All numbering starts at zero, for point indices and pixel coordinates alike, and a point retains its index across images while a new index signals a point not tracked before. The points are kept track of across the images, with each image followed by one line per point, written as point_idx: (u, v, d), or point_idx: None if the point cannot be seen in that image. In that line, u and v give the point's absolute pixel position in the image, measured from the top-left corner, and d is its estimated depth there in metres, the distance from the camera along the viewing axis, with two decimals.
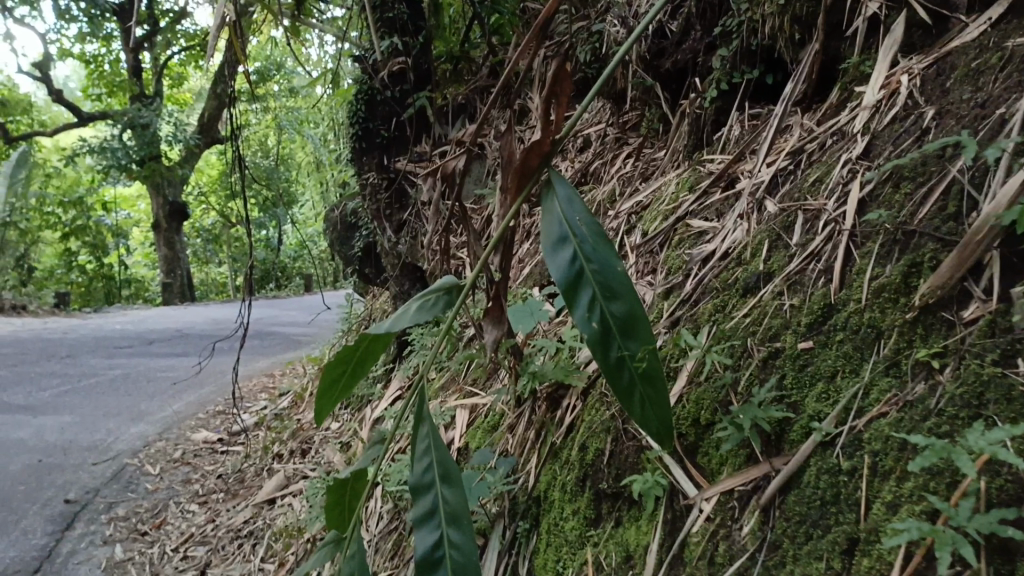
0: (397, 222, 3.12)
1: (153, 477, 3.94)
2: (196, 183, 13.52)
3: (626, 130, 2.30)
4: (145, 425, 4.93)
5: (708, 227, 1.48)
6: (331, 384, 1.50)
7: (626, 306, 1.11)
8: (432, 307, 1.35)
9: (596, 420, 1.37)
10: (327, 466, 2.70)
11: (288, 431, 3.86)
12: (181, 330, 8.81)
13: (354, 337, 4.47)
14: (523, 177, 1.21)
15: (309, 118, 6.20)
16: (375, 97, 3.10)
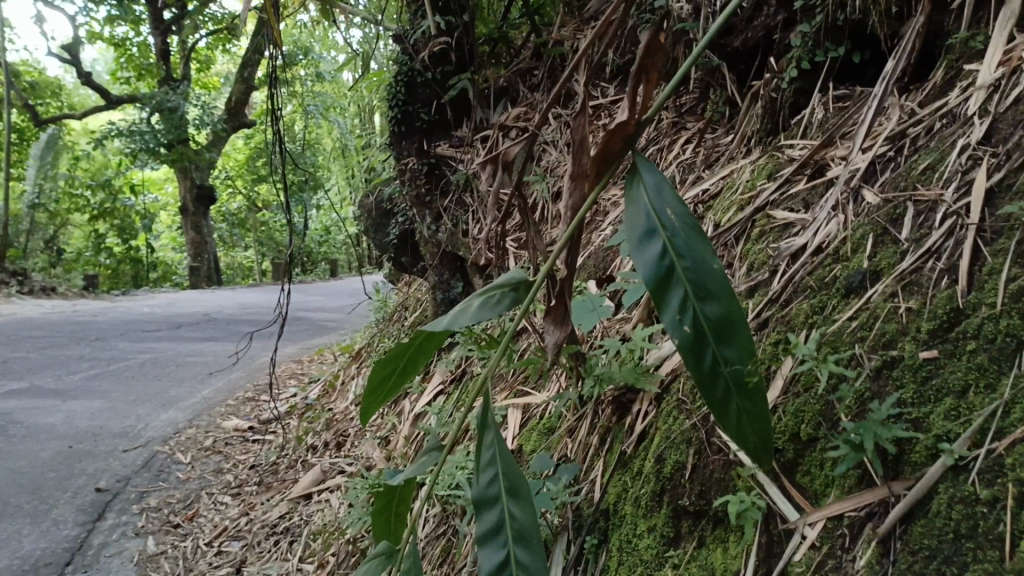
0: (437, 210, 3.00)
1: (184, 465, 3.87)
2: (223, 168, 13.51)
3: (682, 114, 2.18)
4: (175, 411, 4.88)
5: (795, 219, 1.35)
6: (381, 383, 1.38)
7: (723, 308, 0.98)
8: (497, 305, 1.22)
9: (673, 429, 1.26)
10: (365, 461, 2.61)
11: (320, 422, 3.78)
12: (208, 314, 8.79)
13: (386, 326, 4.39)
14: (605, 162, 1.09)
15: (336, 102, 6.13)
16: (416, 79, 2.98)
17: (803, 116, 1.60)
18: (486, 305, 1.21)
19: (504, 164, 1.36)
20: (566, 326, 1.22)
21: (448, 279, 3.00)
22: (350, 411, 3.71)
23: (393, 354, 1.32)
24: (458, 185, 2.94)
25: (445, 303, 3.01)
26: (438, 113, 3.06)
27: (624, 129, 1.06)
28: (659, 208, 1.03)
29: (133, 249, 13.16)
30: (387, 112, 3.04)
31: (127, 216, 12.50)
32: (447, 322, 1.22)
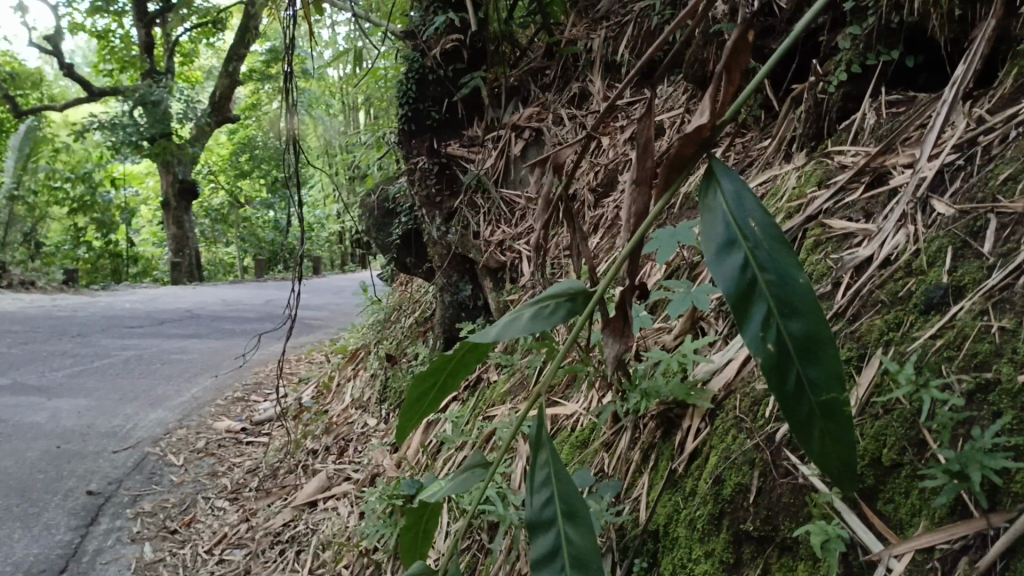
0: (448, 210, 2.94)
1: (176, 468, 3.77)
2: (207, 162, 13.34)
3: None
4: (164, 410, 4.77)
5: (856, 228, 1.29)
6: (419, 396, 1.30)
7: (810, 325, 0.91)
8: (551, 316, 1.15)
9: (732, 448, 1.19)
10: (373, 468, 2.53)
11: (317, 425, 3.69)
12: (192, 311, 8.66)
13: (383, 327, 4.31)
14: (676, 168, 1.03)
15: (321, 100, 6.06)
16: (427, 77, 2.91)
17: (852, 121, 1.54)
18: (539, 316, 1.15)
19: (554, 167, 1.29)
20: (626, 338, 1.18)
21: (456, 281, 2.94)
22: (349, 414, 3.62)
23: (435, 366, 1.25)
24: (471, 186, 2.92)
25: (453, 305, 2.92)
26: (449, 112, 3.04)
27: (700, 134, 1.00)
28: (739, 217, 0.96)
29: (115, 243, 12.95)
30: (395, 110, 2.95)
31: (108, 209, 12.30)
32: (495, 332, 1.15)
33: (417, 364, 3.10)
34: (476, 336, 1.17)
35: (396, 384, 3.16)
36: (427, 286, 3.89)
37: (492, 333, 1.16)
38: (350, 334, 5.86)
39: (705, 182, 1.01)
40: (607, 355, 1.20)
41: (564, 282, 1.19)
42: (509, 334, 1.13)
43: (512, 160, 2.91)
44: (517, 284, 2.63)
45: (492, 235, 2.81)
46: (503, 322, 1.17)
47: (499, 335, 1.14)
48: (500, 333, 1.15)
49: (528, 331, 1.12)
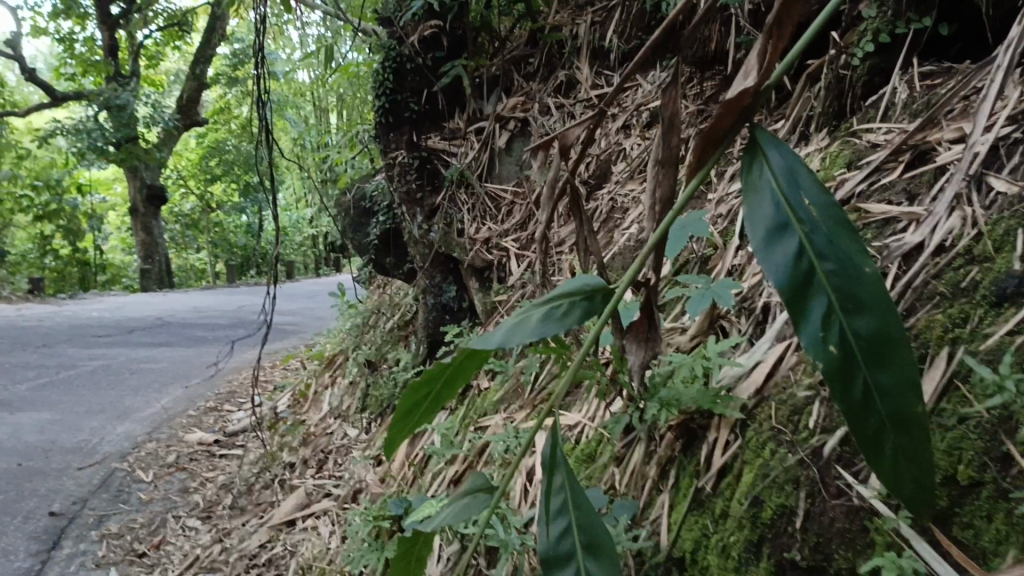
0: (429, 206, 2.78)
1: (146, 485, 3.57)
2: (176, 167, 13.07)
3: (706, 101, 2.00)
4: (133, 423, 4.56)
5: (898, 212, 1.16)
6: (412, 408, 1.15)
7: (880, 322, 0.75)
8: (564, 317, 1.00)
9: (769, 464, 1.04)
10: (356, 484, 2.37)
11: (293, 435, 3.52)
12: (162, 318, 8.41)
13: (360, 333, 4.14)
14: (713, 142, 0.88)
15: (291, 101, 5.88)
16: (405, 66, 2.75)
17: (881, 96, 1.42)
18: (549, 318, 1.00)
19: (560, 149, 1.13)
20: (653, 345, 1.04)
21: (440, 282, 2.77)
22: (328, 424, 3.45)
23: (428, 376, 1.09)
24: (453, 180, 2.76)
25: (436, 308, 2.75)
26: (428, 103, 2.89)
27: (739, 103, 0.84)
28: (791, 197, 0.81)
29: (81, 250, 12.62)
30: (371, 102, 2.78)
31: (74, 216, 11.97)
32: (498, 338, 1.00)
33: (400, 370, 2.93)
34: (476, 342, 1.02)
35: (377, 392, 2.99)
36: (407, 289, 3.73)
37: (494, 339, 1.00)
38: (325, 340, 5.68)
39: (750, 156, 0.86)
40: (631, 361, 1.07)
41: (577, 277, 1.04)
42: (514, 340, 0.98)
43: (496, 153, 2.76)
44: (505, 285, 2.48)
45: (477, 233, 2.67)
46: (508, 324, 1.02)
47: (502, 341, 0.99)
48: (503, 338, 1.00)
49: (537, 336, 0.97)
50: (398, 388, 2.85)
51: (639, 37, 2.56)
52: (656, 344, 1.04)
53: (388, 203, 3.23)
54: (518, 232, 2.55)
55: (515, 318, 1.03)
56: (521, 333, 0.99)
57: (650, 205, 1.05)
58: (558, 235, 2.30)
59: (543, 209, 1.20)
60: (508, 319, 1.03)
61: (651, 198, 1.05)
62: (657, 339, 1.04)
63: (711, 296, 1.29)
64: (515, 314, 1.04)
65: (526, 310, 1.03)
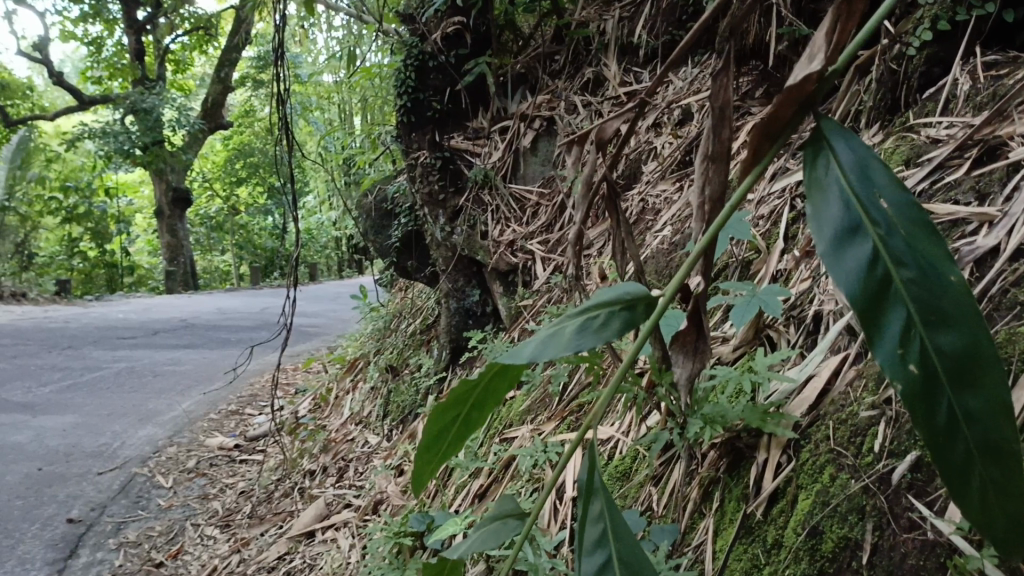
0: (452, 208, 2.70)
1: (165, 491, 3.51)
2: (200, 169, 13.10)
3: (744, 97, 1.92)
4: (154, 426, 4.52)
5: (967, 213, 1.06)
6: (438, 434, 1.07)
7: (968, 338, 0.63)
8: (601, 329, 0.90)
9: (829, 491, 0.94)
10: (377, 495, 2.29)
11: (312, 441, 3.45)
12: (184, 320, 8.39)
13: (383, 337, 4.08)
14: (767, 135, 0.79)
15: (315, 103, 5.83)
16: (428, 63, 2.67)
17: (939, 89, 1.33)
18: (583, 331, 0.90)
19: (597, 144, 1.04)
20: (703, 357, 0.96)
21: (463, 286, 2.68)
22: (348, 430, 3.38)
23: (451, 397, 1.01)
24: (477, 181, 2.68)
25: (459, 312, 2.67)
26: (452, 102, 2.81)
27: (796, 93, 0.75)
28: (863, 195, 0.70)
29: (106, 252, 12.67)
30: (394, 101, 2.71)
31: (101, 219, 12.03)
32: (527, 352, 0.91)
33: (422, 376, 2.85)
34: (503, 358, 0.93)
35: (399, 399, 2.91)
36: (428, 292, 3.66)
37: (522, 355, 0.91)
38: (347, 343, 5.62)
39: (813, 151, 0.75)
40: (679, 373, 0.99)
41: (616, 286, 0.94)
42: (545, 355, 0.89)
43: (521, 153, 2.67)
44: (531, 289, 2.39)
45: (501, 235, 2.57)
46: (538, 337, 0.94)
47: (531, 357, 0.90)
48: (533, 353, 0.91)
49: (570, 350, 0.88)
50: (420, 395, 2.77)
51: (670, 33, 2.48)
52: (707, 354, 0.95)
53: (409, 205, 3.15)
54: (544, 234, 2.45)
55: (547, 333, 0.94)
56: (552, 347, 0.90)
57: (698, 201, 0.95)
58: (586, 238, 2.22)
59: (577, 211, 1.08)
60: (539, 333, 0.95)
61: (698, 194, 0.95)
62: (706, 348, 0.95)
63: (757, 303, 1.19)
64: (546, 328, 0.95)
65: (558, 323, 0.94)
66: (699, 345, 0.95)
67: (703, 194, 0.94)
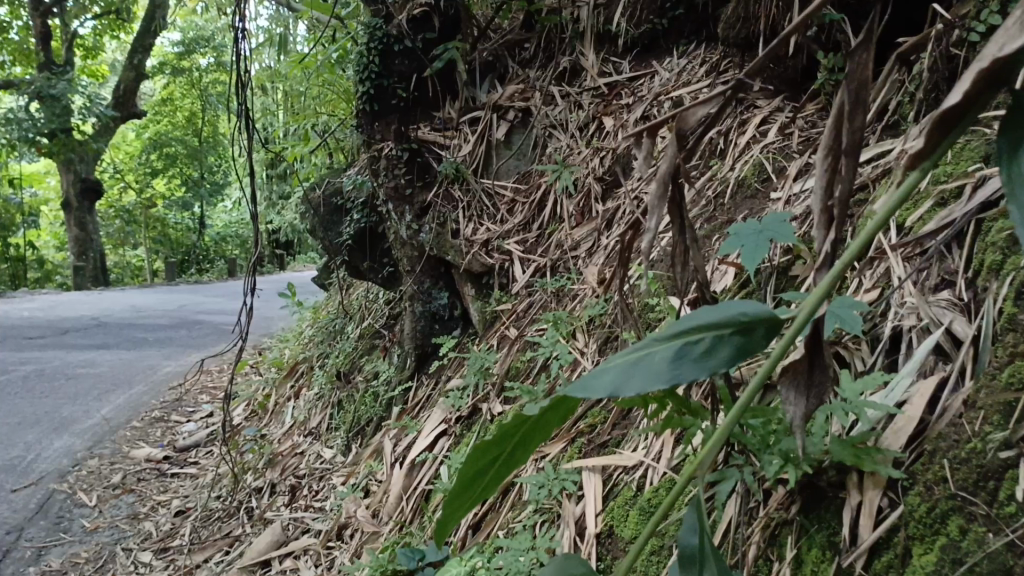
0: (420, 204, 2.49)
1: (89, 511, 3.20)
2: (114, 160, 12.44)
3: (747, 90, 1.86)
4: (72, 435, 4.16)
5: None
6: (468, 481, 0.86)
7: None
8: (708, 356, 0.73)
9: (962, 550, 0.80)
10: (342, 517, 2.09)
11: (255, 454, 3.20)
12: (99, 318, 7.91)
13: (326, 338, 3.85)
14: (946, 124, 0.63)
15: None
16: (393, 47, 2.46)
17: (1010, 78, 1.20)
18: (682, 358, 0.74)
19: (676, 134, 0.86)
20: (820, 394, 0.79)
21: (430, 288, 2.49)
22: (295, 442, 3.15)
23: (498, 433, 0.81)
24: (446, 175, 2.48)
25: (425, 317, 2.48)
26: (417, 89, 2.60)
27: (994, 68, 0.58)
28: None
29: (10, 247, 11.92)
30: (355, 88, 2.48)
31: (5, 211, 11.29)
32: (607, 382, 0.74)
33: (381, 385, 2.64)
34: (574, 387, 0.75)
35: (357, 409, 2.70)
36: (379, 293, 3.44)
37: (600, 385, 0.74)
38: (280, 344, 5.34)
39: (1013, 142, 0.61)
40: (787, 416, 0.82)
41: (715, 305, 0.78)
42: (633, 388, 0.72)
43: (494, 145, 2.51)
44: (508, 292, 2.23)
45: (474, 234, 2.39)
46: (619, 364, 0.76)
47: (613, 388, 0.73)
48: (615, 384, 0.73)
49: (668, 382, 0.71)
50: (381, 406, 2.56)
51: (650, 22, 2.33)
52: (827, 385, 0.79)
53: (362, 201, 2.96)
54: (522, 233, 2.31)
55: (626, 358, 0.77)
56: (641, 379, 0.73)
57: (819, 208, 0.79)
58: (573, 238, 2.10)
59: (649, 213, 0.88)
60: (615, 358, 0.78)
61: (820, 198, 0.79)
62: (824, 380, 0.79)
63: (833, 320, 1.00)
64: (623, 353, 0.78)
65: (640, 346, 0.77)
66: (816, 378, 0.79)
67: (828, 196, 0.78)
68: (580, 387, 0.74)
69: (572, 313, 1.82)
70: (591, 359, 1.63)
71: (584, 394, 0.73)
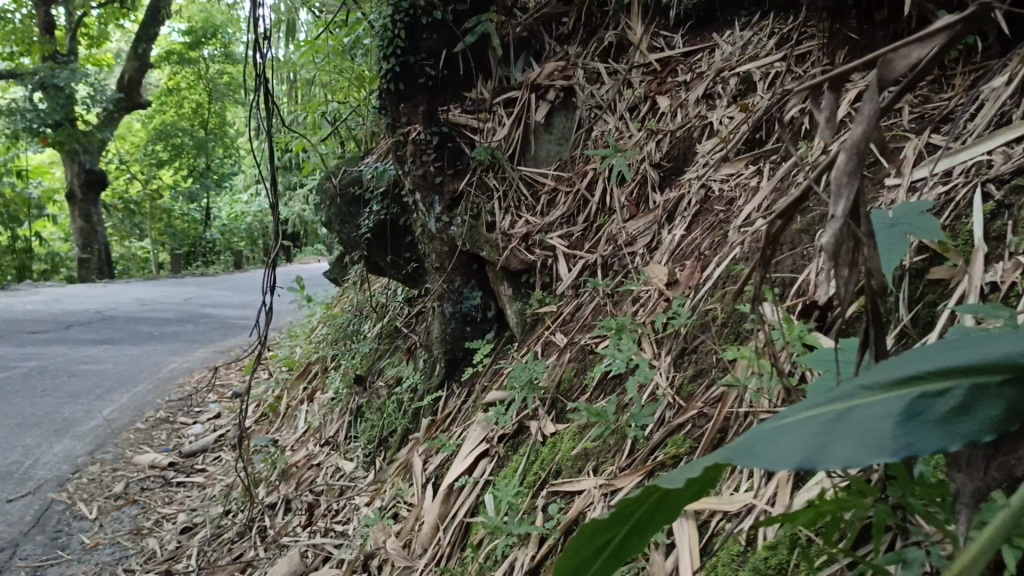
0: (451, 194, 2.25)
1: (90, 524, 2.98)
2: (119, 151, 12.19)
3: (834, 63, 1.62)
4: (72, 439, 3.94)
5: None
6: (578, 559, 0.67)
7: None
8: (962, 416, 0.52)
9: None
10: (367, 546, 1.86)
11: (267, 464, 2.97)
12: (102, 311, 7.68)
13: (341, 337, 3.62)
14: None
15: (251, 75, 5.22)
16: (421, 20, 2.22)
17: None
18: (913, 420, 0.53)
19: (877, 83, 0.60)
20: None
21: (461, 287, 2.26)
22: (311, 452, 2.92)
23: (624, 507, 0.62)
24: (480, 163, 2.25)
25: (455, 319, 2.25)
26: (447, 68, 2.37)
27: None
28: None
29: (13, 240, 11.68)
30: (379, 65, 2.24)
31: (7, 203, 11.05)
32: (795, 446, 0.54)
33: (405, 393, 2.42)
34: (743, 450, 0.55)
35: (381, 418, 2.48)
36: (396, 289, 3.20)
37: (782, 452, 0.54)
38: (289, 341, 5.11)
39: None
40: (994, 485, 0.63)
41: (970, 341, 0.56)
42: (841, 456, 0.52)
43: (532, 129, 2.27)
44: (551, 293, 1.99)
45: (511, 227, 2.16)
46: (820, 416, 0.56)
47: (805, 456, 0.53)
48: (813, 450, 0.53)
49: (894, 454, 0.51)
50: (407, 417, 2.33)
51: None
52: None
53: (382, 191, 2.74)
54: (566, 226, 2.07)
55: (821, 414, 0.56)
56: (848, 447, 0.53)
57: None
58: (628, 232, 1.87)
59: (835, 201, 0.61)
60: (802, 413, 0.58)
61: None
62: None
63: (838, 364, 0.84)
64: (813, 407, 0.58)
65: (840, 402, 0.57)
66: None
67: None
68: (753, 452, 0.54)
69: (635, 319, 1.59)
70: (666, 374, 1.39)
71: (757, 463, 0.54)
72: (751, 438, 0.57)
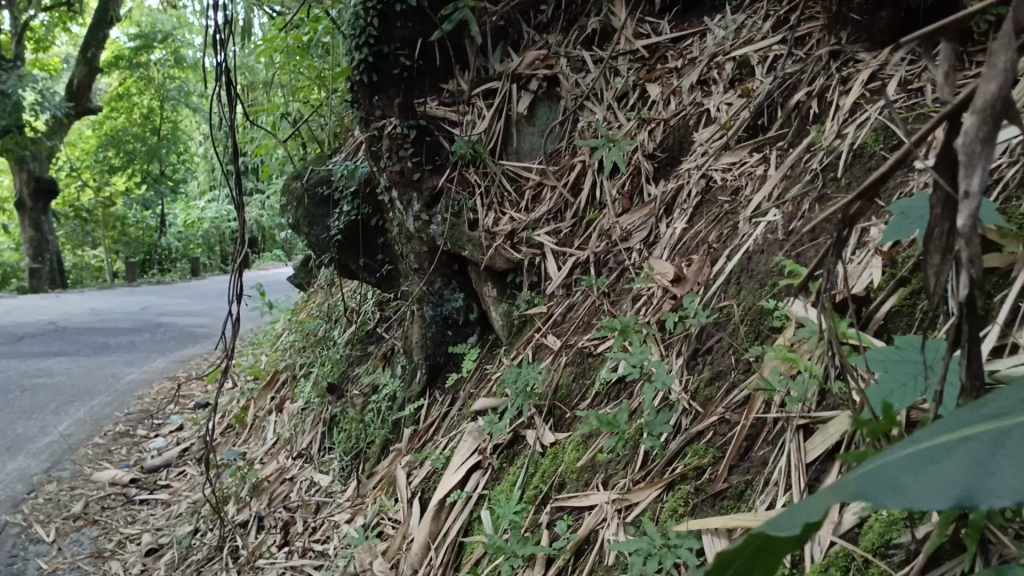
0: (430, 190, 2.12)
1: (47, 548, 2.80)
2: (69, 156, 11.80)
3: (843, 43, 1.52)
4: (26, 456, 3.72)
5: None
6: None
7: None
8: None
9: None
10: (351, 568, 1.73)
11: (236, 479, 2.81)
12: (55, 322, 7.37)
13: (310, 344, 3.46)
14: None
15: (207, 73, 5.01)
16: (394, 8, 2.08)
17: None
18: None
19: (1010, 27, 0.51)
20: None
21: (441, 289, 2.14)
22: (282, 465, 2.78)
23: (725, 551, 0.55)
24: (461, 158, 2.13)
25: (436, 322, 2.13)
26: (423, 59, 2.24)
27: None
28: None
29: None
30: (350, 56, 2.10)
31: None
32: (947, 481, 0.47)
33: (384, 401, 2.29)
34: (878, 482, 0.49)
35: (358, 428, 2.35)
36: (366, 292, 3.06)
37: (928, 486, 0.48)
38: (253, 349, 4.91)
39: None
40: None
41: None
42: (1007, 489, 0.45)
43: (514, 121, 2.16)
44: (540, 292, 1.88)
45: (495, 225, 2.04)
46: (969, 443, 0.49)
47: (961, 492, 0.46)
48: (969, 484, 0.47)
49: None
50: (386, 427, 2.21)
51: None
52: None
53: (352, 190, 2.60)
54: (553, 222, 1.96)
55: (971, 438, 0.50)
56: (1013, 477, 0.46)
57: None
58: (624, 226, 1.76)
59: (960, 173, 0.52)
60: (949, 435, 0.51)
61: None
62: None
63: (910, 372, 0.80)
64: (961, 428, 0.51)
65: (995, 422, 0.50)
66: None
67: None
68: (894, 487, 0.48)
69: (639, 317, 1.49)
70: (678, 379, 1.29)
71: (898, 500, 0.47)
72: (885, 469, 0.50)
